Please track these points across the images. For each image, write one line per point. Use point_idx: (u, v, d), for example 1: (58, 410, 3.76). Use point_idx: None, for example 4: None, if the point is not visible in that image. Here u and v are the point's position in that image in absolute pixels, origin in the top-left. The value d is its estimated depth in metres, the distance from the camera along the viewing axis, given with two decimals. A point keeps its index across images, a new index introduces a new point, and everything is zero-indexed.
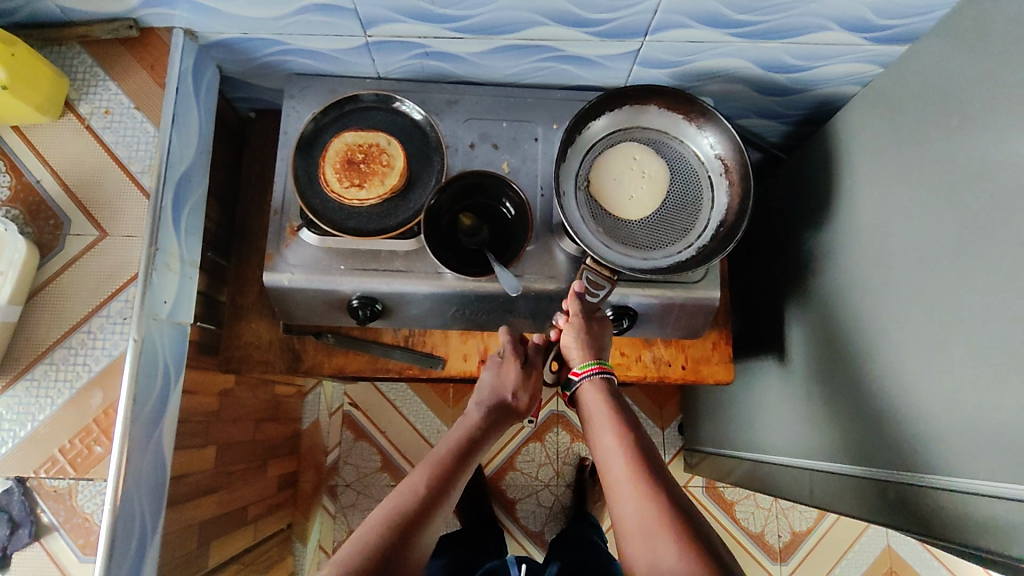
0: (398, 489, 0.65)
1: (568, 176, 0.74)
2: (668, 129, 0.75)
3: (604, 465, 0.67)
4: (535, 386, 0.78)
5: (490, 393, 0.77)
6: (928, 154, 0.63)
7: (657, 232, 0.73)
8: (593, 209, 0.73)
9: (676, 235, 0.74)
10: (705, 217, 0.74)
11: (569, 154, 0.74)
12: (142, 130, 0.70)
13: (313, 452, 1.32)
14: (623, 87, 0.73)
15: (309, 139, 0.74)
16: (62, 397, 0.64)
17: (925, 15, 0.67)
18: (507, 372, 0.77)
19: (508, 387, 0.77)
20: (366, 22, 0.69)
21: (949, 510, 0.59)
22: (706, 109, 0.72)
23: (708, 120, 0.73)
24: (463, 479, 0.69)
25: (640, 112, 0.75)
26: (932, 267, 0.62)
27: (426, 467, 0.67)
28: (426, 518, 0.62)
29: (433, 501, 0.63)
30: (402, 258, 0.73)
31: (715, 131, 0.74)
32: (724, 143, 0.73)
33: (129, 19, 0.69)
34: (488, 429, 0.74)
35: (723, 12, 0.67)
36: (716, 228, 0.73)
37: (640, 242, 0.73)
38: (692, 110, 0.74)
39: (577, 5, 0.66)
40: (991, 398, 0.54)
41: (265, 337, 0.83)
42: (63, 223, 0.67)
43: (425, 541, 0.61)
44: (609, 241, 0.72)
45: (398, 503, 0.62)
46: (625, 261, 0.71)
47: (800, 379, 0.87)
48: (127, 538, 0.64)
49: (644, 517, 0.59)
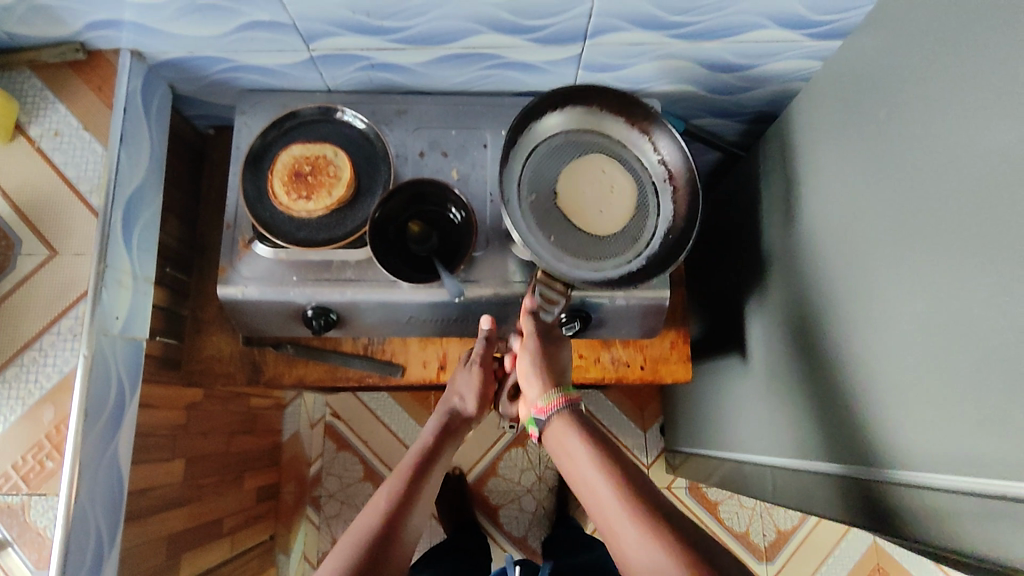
0: (364, 510, 0.64)
1: (511, 186, 0.72)
2: (611, 135, 0.74)
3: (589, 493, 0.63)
4: (487, 391, 0.79)
5: (441, 405, 0.79)
6: (864, 147, 0.63)
7: (605, 239, 0.72)
8: (539, 217, 0.71)
9: (626, 243, 0.72)
10: (653, 221, 0.72)
11: (510, 164, 0.73)
12: (90, 150, 0.71)
13: (294, 463, 1.34)
14: (566, 90, 0.72)
15: (257, 154, 0.76)
16: (14, 413, 0.65)
17: (857, 10, 0.68)
18: (459, 379, 0.79)
19: (458, 388, 0.79)
20: (308, 38, 0.70)
21: (891, 500, 0.59)
22: (653, 114, 0.71)
23: (654, 125, 0.72)
24: (428, 492, 0.69)
25: (584, 115, 0.74)
26: (870, 260, 0.62)
27: (389, 483, 0.67)
28: (395, 535, 0.61)
29: (400, 516, 0.63)
30: (354, 267, 0.74)
31: (661, 134, 0.73)
32: (671, 151, 0.72)
33: (75, 42, 0.71)
34: (445, 441, 0.75)
35: (657, 15, 0.67)
36: (665, 235, 0.72)
37: (591, 252, 0.71)
38: (637, 115, 0.73)
39: (511, 13, 0.67)
40: (925, 388, 0.54)
41: (225, 350, 0.84)
42: (14, 243, 0.68)
43: (398, 558, 0.60)
44: (562, 252, 0.70)
45: (365, 523, 0.61)
46: (579, 271, 0.70)
47: (761, 376, 0.87)
48: (82, 552, 0.65)
49: (613, 502, 0.59)
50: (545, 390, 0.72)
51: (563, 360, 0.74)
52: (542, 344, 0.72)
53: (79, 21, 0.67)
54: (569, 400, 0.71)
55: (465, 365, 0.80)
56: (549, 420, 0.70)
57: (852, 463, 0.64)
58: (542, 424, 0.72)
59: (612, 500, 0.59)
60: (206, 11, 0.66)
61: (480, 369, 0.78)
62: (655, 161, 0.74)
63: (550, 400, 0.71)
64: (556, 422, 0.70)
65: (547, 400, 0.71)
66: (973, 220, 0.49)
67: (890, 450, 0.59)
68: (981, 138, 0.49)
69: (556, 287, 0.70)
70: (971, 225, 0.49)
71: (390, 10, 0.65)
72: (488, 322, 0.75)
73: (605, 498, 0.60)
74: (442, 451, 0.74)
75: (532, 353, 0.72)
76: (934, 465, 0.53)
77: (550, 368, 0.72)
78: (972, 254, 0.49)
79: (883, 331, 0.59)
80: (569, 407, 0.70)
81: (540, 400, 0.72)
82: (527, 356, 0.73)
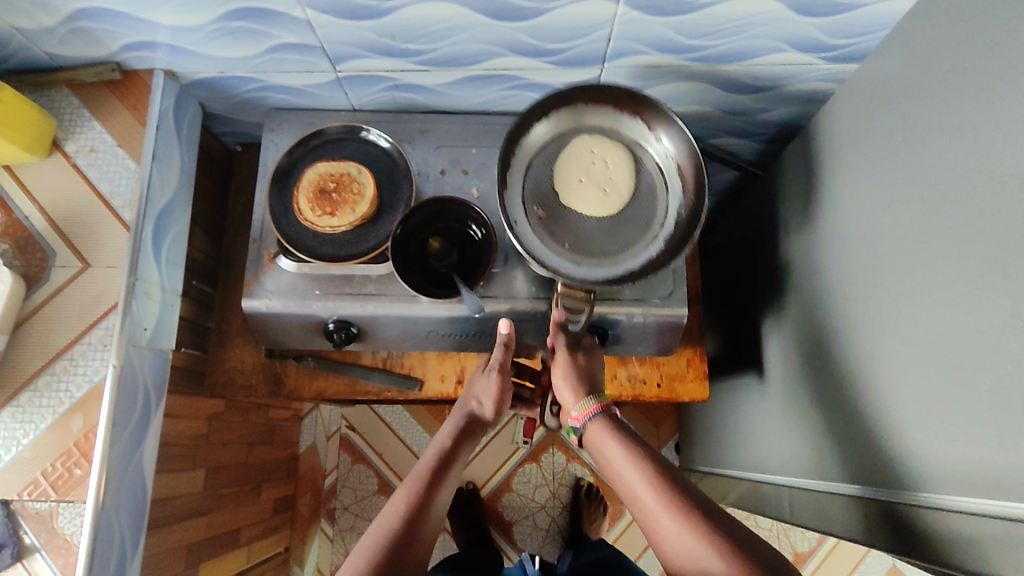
0: (381, 515, 0.64)
1: (515, 196, 0.73)
2: (609, 127, 0.74)
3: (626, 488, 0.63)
4: (504, 395, 0.76)
5: (458, 406, 0.77)
6: (881, 169, 0.64)
7: (620, 234, 0.72)
8: (551, 228, 0.72)
9: (640, 230, 0.72)
10: (664, 206, 0.72)
11: (511, 176, 0.73)
12: (123, 166, 0.74)
13: (311, 475, 1.35)
14: (561, 93, 0.73)
15: (284, 171, 0.78)
16: (45, 421, 0.67)
17: (872, 34, 0.69)
18: (476, 384, 0.78)
19: (475, 392, 0.77)
20: (335, 59, 0.73)
21: (909, 521, 0.58)
22: (650, 103, 0.71)
23: (653, 112, 0.72)
24: (444, 493, 0.69)
25: (572, 117, 0.75)
26: (887, 279, 0.62)
27: (407, 484, 0.68)
28: (413, 541, 0.61)
29: (419, 519, 0.63)
30: (375, 282, 0.75)
31: (659, 121, 0.72)
32: (679, 146, 0.72)
33: (112, 62, 0.74)
34: (462, 441, 0.74)
35: (676, 39, 0.69)
36: (677, 218, 0.71)
37: (607, 250, 0.71)
38: (631, 102, 0.72)
39: (533, 37, 0.68)
40: (941, 411, 0.54)
41: (248, 362, 0.86)
42: (49, 256, 0.71)
43: (417, 559, 0.61)
44: (577, 258, 0.71)
45: (382, 529, 0.62)
46: (599, 273, 0.70)
47: (777, 396, 0.87)
48: (107, 558, 0.66)
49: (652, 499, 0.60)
50: (579, 398, 0.71)
51: (596, 372, 0.73)
52: (573, 353, 0.73)
53: (116, 43, 0.70)
54: (600, 406, 0.69)
55: (484, 371, 0.78)
56: (586, 425, 0.69)
57: (871, 483, 0.64)
58: (581, 430, 0.71)
59: (643, 488, 0.61)
60: (237, 33, 0.68)
61: (496, 375, 0.75)
62: (660, 158, 0.73)
63: (581, 409, 0.70)
64: (593, 429, 0.69)
65: (580, 408, 0.70)
66: (989, 244, 0.49)
67: (909, 471, 0.58)
68: (998, 162, 0.49)
69: (579, 295, 0.70)
70: (991, 246, 0.49)
71: (414, 33, 0.67)
72: (505, 326, 0.71)
73: (644, 495, 0.60)
74: (460, 450, 0.73)
75: (562, 364, 0.72)
76: (952, 487, 0.53)
77: (582, 375, 0.72)
78: (988, 278, 0.49)
79: (902, 351, 0.59)
80: (605, 414, 0.69)
81: (575, 409, 0.71)
82: (559, 367, 0.72)
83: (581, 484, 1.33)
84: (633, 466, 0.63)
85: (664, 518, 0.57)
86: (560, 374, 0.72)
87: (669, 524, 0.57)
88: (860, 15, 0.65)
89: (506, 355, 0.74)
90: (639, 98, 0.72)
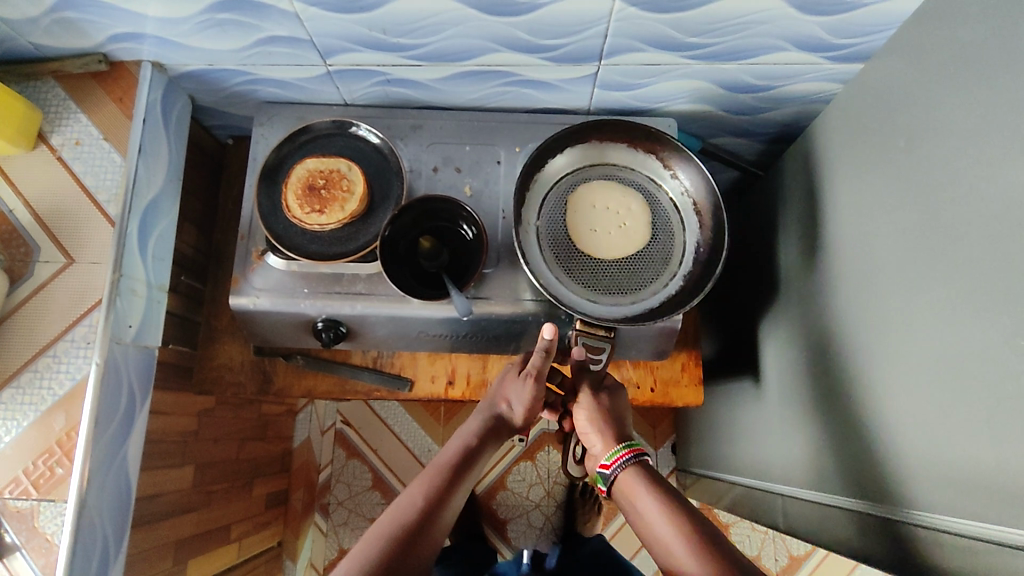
0: (396, 504, 0.64)
1: (530, 229, 0.73)
2: (621, 161, 0.76)
3: (646, 528, 0.63)
4: (535, 403, 0.74)
5: (487, 401, 0.76)
6: (880, 175, 0.62)
7: (638, 272, 0.73)
8: (568, 266, 0.73)
9: (659, 264, 0.73)
10: (682, 238, 0.74)
11: (524, 212, 0.74)
12: (109, 160, 0.72)
13: (304, 470, 1.35)
14: (570, 129, 0.74)
15: (272, 167, 0.76)
16: (27, 419, 0.66)
17: (879, 34, 0.67)
18: (507, 383, 0.76)
19: (507, 393, 0.76)
20: (325, 53, 0.71)
21: (902, 539, 0.57)
22: (675, 146, 0.73)
23: (676, 155, 0.74)
24: (463, 489, 0.68)
25: (583, 153, 0.76)
26: (885, 289, 0.61)
27: (422, 478, 0.67)
28: (426, 533, 0.62)
29: (435, 511, 0.63)
30: (364, 281, 0.74)
31: (682, 165, 0.74)
32: (695, 181, 0.74)
33: (98, 53, 0.72)
34: (486, 440, 0.73)
35: (674, 36, 0.67)
36: (698, 252, 0.73)
37: (625, 286, 0.72)
38: (639, 138, 0.75)
39: (526, 32, 0.66)
40: (936, 427, 0.53)
41: (237, 359, 0.85)
42: (33, 250, 0.70)
43: (427, 554, 0.61)
44: (595, 294, 0.72)
45: (396, 518, 0.62)
46: (617, 311, 0.71)
47: (772, 400, 0.85)
48: (89, 556, 0.66)
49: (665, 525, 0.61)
50: (611, 446, 0.71)
51: (621, 410, 0.75)
52: (596, 396, 0.74)
53: (102, 34, 0.69)
54: (634, 452, 0.69)
55: (519, 372, 0.76)
56: (616, 475, 0.69)
57: (865, 497, 0.63)
58: (610, 480, 0.70)
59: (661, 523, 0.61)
60: (224, 25, 0.66)
61: (534, 383, 0.73)
62: (675, 196, 0.75)
63: (613, 457, 0.70)
64: (623, 477, 0.68)
65: (613, 455, 0.70)
66: (988, 260, 0.48)
67: (903, 488, 0.57)
68: (999, 175, 0.47)
69: (599, 334, 0.73)
70: (990, 261, 0.48)
71: (406, 27, 0.65)
72: (549, 331, 0.69)
73: (663, 531, 0.61)
74: (482, 452, 0.72)
75: (589, 410, 0.73)
76: (946, 507, 0.52)
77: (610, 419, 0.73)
78: (987, 295, 0.48)
79: (900, 365, 0.58)
80: (636, 461, 0.68)
81: (606, 457, 0.71)
82: (584, 414, 0.73)
83: (576, 483, 1.33)
84: (655, 503, 0.63)
85: (690, 559, 0.57)
86: (586, 420, 0.73)
87: (694, 565, 0.56)
88: (867, 14, 0.63)
89: (545, 363, 0.71)
90: (655, 136, 0.74)
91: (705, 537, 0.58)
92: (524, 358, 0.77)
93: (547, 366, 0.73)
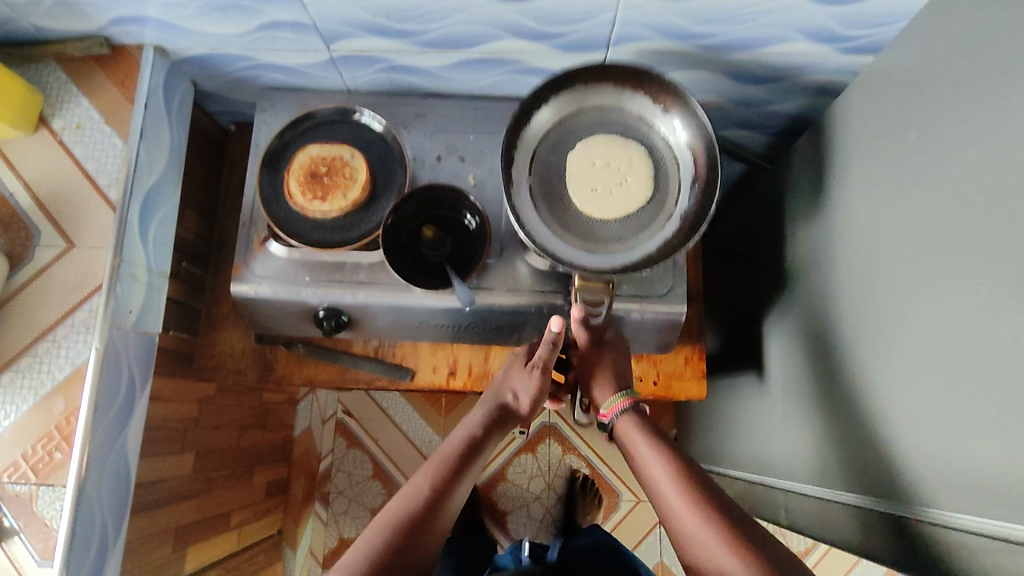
0: (404, 491, 0.64)
1: (521, 187, 0.70)
2: (612, 104, 0.72)
3: (654, 488, 0.64)
4: (542, 393, 0.73)
5: (491, 393, 0.75)
6: (890, 168, 0.61)
7: (634, 219, 0.70)
8: (563, 221, 0.70)
9: (655, 209, 0.70)
10: (678, 181, 0.70)
11: (514, 171, 0.71)
12: (110, 144, 0.72)
13: (306, 459, 1.35)
14: (558, 76, 0.70)
15: (275, 154, 0.76)
16: (27, 404, 0.66)
17: (891, 25, 0.65)
18: (512, 375, 0.75)
19: (511, 384, 0.75)
20: (329, 38, 0.70)
21: (907, 536, 0.57)
22: (666, 84, 0.68)
23: (669, 96, 0.69)
24: (468, 478, 0.68)
25: (571, 100, 0.72)
26: (893, 283, 0.60)
27: (428, 466, 0.67)
28: (433, 522, 0.61)
29: (442, 499, 0.63)
30: (366, 270, 0.73)
31: (680, 111, 0.70)
32: (690, 127, 0.69)
33: (100, 36, 0.72)
34: (490, 432, 0.73)
35: (682, 25, 0.66)
36: (693, 196, 0.69)
37: (623, 235, 0.69)
38: (628, 78, 0.70)
39: (531, 19, 0.65)
40: (943, 424, 0.52)
41: (238, 346, 0.85)
42: (33, 234, 0.69)
43: (433, 542, 0.61)
44: (591, 247, 0.69)
45: (403, 505, 0.62)
46: (614, 263, 0.68)
47: (776, 395, 0.85)
48: (88, 541, 0.66)
49: (673, 489, 0.62)
50: (608, 395, 0.73)
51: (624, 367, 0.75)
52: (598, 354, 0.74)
53: (104, 17, 0.68)
54: (632, 400, 0.72)
55: (525, 363, 0.76)
56: (615, 421, 0.72)
57: (870, 494, 0.62)
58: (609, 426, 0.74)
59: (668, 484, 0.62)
60: (226, 9, 0.65)
61: (540, 373, 0.72)
62: (672, 137, 0.71)
63: (610, 406, 0.72)
64: (622, 422, 0.71)
65: (610, 404, 0.72)
66: (999, 257, 0.47)
67: (909, 485, 0.56)
68: (1011, 171, 0.46)
69: (597, 288, 0.68)
70: (999, 257, 0.47)
71: (411, 13, 0.65)
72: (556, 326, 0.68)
73: (670, 493, 0.62)
74: (485, 443, 0.72)
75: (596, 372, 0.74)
76: (952, 505, 0.51)
77: (612, 375, 0.74)
78: (997, 291, 0.47)
79: (907, 360, 0.57)
80: (632, 407, 0.72)
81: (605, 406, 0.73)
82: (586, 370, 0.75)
83: (576, 475, 1.33)
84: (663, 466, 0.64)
85: (696, 523, 0.58)
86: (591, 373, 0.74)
87: (699, 531, 0.57)
88: (878, 5, 0.62)
89: (551, 353, 0.71)
90: (643, 75, 0.69)
91: (710, 502, 0.59)
92: (530, 350, 0.77)
93: (554, 356, 0.73)
